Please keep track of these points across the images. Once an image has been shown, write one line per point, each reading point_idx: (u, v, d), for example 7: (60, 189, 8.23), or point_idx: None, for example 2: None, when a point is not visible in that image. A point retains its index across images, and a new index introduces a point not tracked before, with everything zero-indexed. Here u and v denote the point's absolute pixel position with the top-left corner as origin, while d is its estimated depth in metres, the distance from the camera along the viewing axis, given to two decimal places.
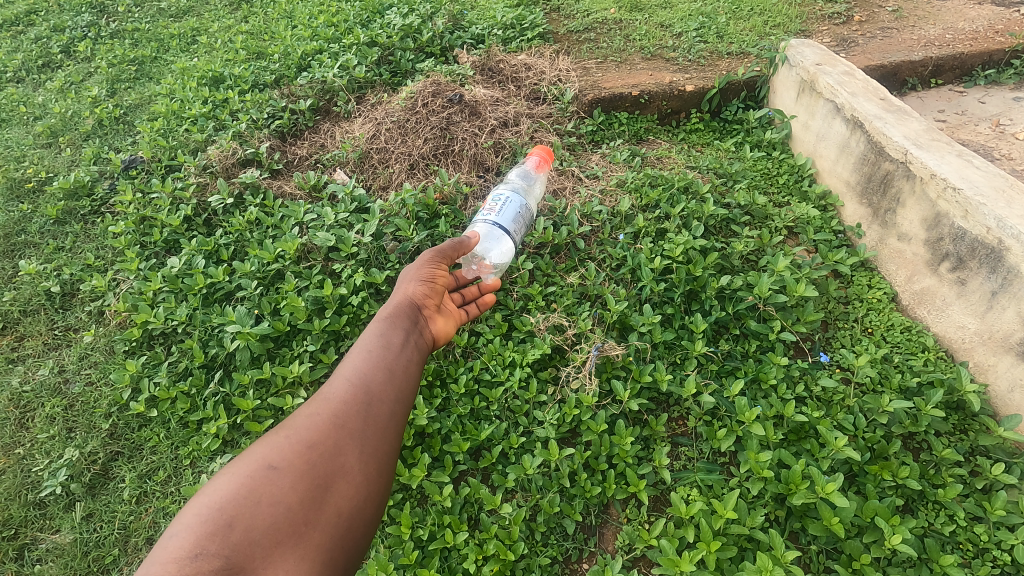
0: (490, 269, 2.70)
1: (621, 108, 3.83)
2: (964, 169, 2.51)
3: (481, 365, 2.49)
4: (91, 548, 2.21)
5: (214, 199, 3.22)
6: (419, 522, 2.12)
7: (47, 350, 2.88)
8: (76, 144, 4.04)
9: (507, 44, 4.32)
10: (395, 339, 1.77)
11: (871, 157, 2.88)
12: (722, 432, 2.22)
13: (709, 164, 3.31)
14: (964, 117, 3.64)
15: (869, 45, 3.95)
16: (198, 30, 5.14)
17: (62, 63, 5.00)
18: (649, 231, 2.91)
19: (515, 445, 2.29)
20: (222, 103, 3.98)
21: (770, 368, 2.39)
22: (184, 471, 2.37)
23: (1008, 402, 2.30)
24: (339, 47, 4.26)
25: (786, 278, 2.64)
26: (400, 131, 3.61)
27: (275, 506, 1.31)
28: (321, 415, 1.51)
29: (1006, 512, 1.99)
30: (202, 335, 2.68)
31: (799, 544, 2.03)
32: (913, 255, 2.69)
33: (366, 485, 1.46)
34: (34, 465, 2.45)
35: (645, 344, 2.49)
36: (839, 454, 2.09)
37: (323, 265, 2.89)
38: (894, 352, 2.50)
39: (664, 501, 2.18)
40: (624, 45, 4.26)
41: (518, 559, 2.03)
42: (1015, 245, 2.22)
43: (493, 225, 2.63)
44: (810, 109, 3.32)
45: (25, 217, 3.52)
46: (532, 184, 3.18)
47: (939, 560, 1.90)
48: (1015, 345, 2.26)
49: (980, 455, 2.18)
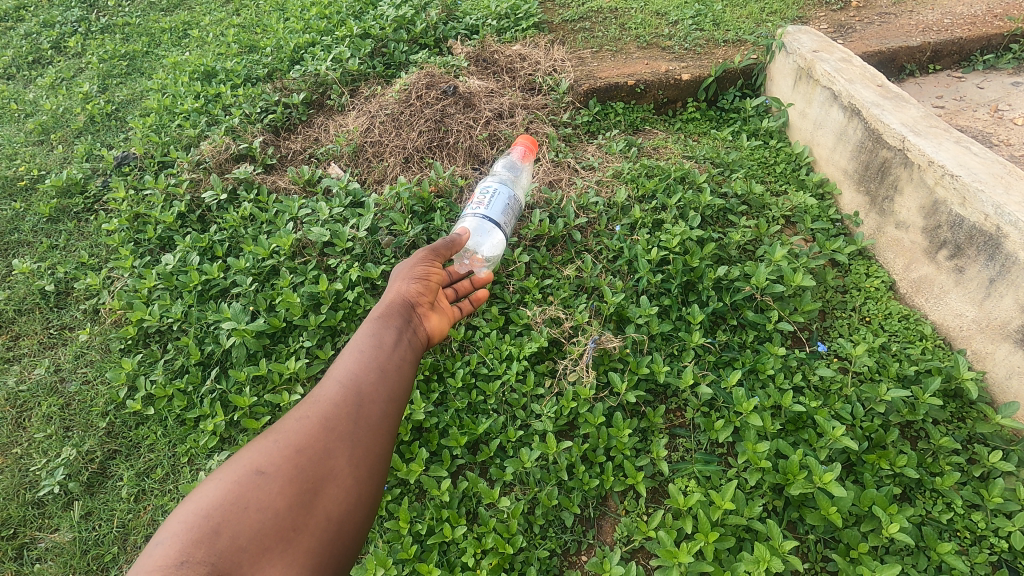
0: (482, 263, 2.65)
1: (616, 98, 3.79)
2: (962, 156, 2.49)
3: (478, 359, 2.48)
4: (90, 547, 2.21)
5: (208, 195, 3.19)
6: (418, 516, 2.12)
7: (43, 349, 2.87)
8: (68, 141, 4.00)
9: (502, 34, 4.27)
10: (388, 339, 1.75)
11: (869, 144, 2.85)
12: (720, 423, 2.21)
13: (706, 153, 3.28)
14: (962, 103, 3.61)
15: (867, 31, 3.92)
16: (189, 23, 5.08)
17: (52, 59, 4.95)
18: (646, 222, 2.89)
19: (513, 439, 2.28)
20: (214, 98, 3.94)
21: (768, 358, 2.38)
22: (183, 469, 2.37)
23: (1006, 389, 2.29)
24: (331, 39, 4.22)
25: (783, 268, 2.62)
26: (394, 123, 3.58)
27: (263, 512, 1.31)
28: (310, 418, 1.50)
29: (1003, 500, 2.00)
30: (197, 332, 2.67)
31: (797, 533, 2.03)
32: (910, 243, 2.67)
33: (357, 489, 1.46)
34: (31, 464, 2.44)
35: (642, 336, 2.49)
36: (837, 444, 2.09)
37: (318, 260, 2.88)
38: (892, 341, 2.49)
39: (662, 492, 2.18)
40: (619, 34, 4.22)
41: (517, 552, 2.03)
42: (1013, 232, 2.21)
43: (482, 219, 2.58)
44: (807, 96, 3.29)
45: (17, 216, 3.49)
46: (518, 176, 3.16)
47: (937, 548, 1.90)
48: (1013, 332, 2.25)
49: (978, 443, 2.18)
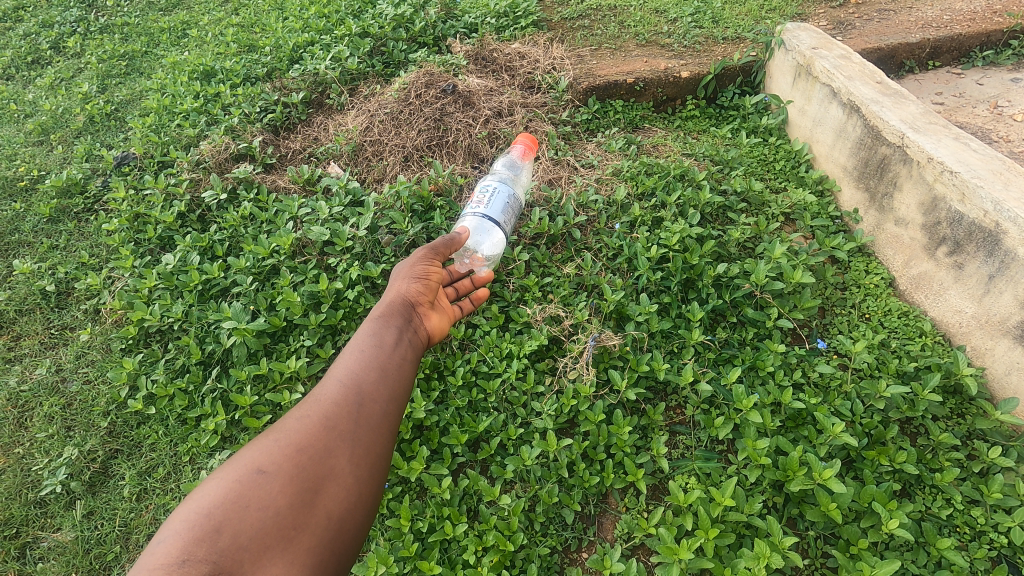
0: (482, 262, 2.66)
1: (616, 96, 3.79)
2: (961, 152, 2.49)
3: (478, 358, 2.49)
4: (92, 546, 2.22)
5: (208, 195, 3.19)
6: (419, 514, 2.13)
7: (44, 349, 2.88)
8: (68, 142, 4.00)
9: (501, 33, 4.27)
10: (388, 338, 1.76)
11: (868, 141, 2.85)
12: (720, 420, 2.22)
13: (705, 151, 3.28)
14: (961, 100, 3.61)
15: (866, 27, 3.91)
16: (188, 23, 5.08)
17: (51, 60, 4.95)
18: (645, 220, 2.90)
19: (513, 437, 2.29)
20: (214, 97, 3.94)
21: (768, 355, 2.39)
22: (184, 468, 2.37)
23: (1005, 385, 2.30)
24: (330, 38, 4.22)
25: (783, 265, 2.63)
26: (393, 122, 3.58)
27: (264, 510, 1.31)
28: (311, 417, 1.50)
29: (1003, 495, 2.00)
30: (198, 331, 2.67)
31: (797, 529, 2.04)
32: (909, 240, 2.68)
33: (357, 487, 1.46)
34: (33, 464, 2.45)
35: (642, 334, 2.49)
36: (836, 441, 2.10)
37: (318, 259, 2.88)
38: (891, 337, 2.49)
39: (662, 489, 2.19)
40: (618, 32, 4.22)
41: (518, 550, 2.03)
42: (1012, 228, 2.21)
43: (482, 218, 2.57)
44: (807, 94, 3.29)
45: (17, 216, 3.50)
46: (518, 174, 3.18)
47: (936, 544, 1.91)
48: (1012, 328, 2.25)
49: (977, 439, 2.18)
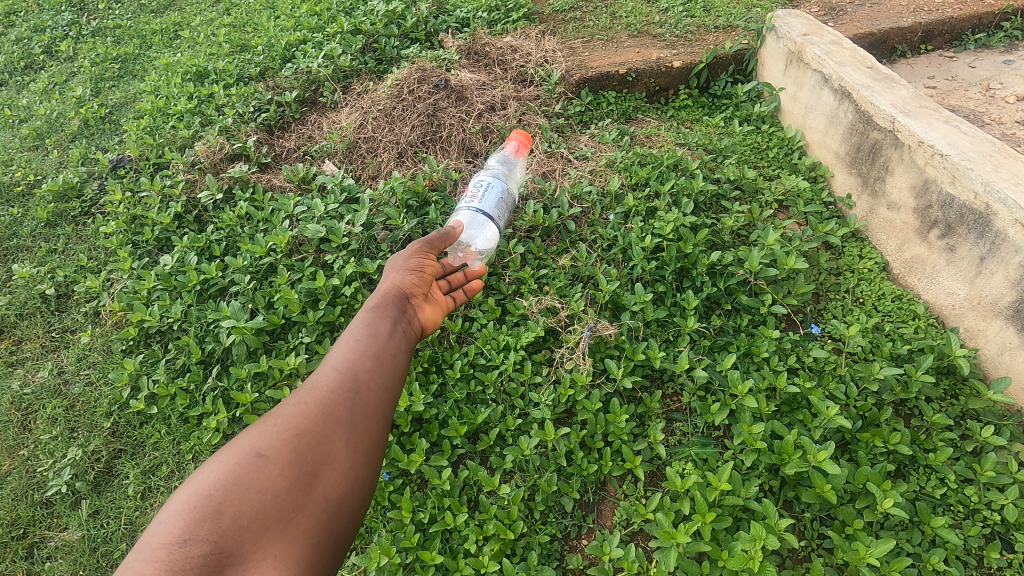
0: (475, 256, 2.73)
1: (608, 87, 3.80)
2: (951, 135, 2.50)
3: (475, 350, 2.51)
4: (99, 544, 2.25)
5: (204, 196, 3.21)
6: (420, 505, 2.15)
7: (46, 352, 2.90)
8: (63, 146, 4.01)
9: (492, 26, 4.28)
10: (383, 328, 1.77)
11: (860, 127, 2.86)
12: (716, 406, 2.24)
13: (698, 140, 3.30)
14: (954, 83, 3.62)
15: (857, 12, 3.91)
16: (179, 24, 5.08)
17: (44, 64, 4.95)
18: (639, 210, 2.90)
19: (512, 427, 2.31)
20: (207, 98, 3.95)
21: (763, 341, 2.41)
22: (187, 465, 2.40)
23: (997, 365, 2.32)
24: (322, 36, 4.22)
25: (776, 252, 2.64)
26: (386, 119, 3.58)
27: (264, 492, 1.34)
28: (308, 404, 1.53)
29: (996, 474, 2.02)
30: (198, 330, 2.70)
31: (794, 512, 2.06)
32: (902, 224, 2.69)
33: (355, 472, 1.48)
34: (39, 465, 2.47)
35: (638, 323, 2.51)
36: (831, 424, 2.12)
37: (315, 257, 2.89)
38: (885, 321, 2.51)
39: (659, 476, 2.21)
40: (610, 23, 4.21)
41: (519, 538, 2.06)
42: (1002, 210, 2.22)
43: (476, 213, 2.67)
44: (798, 80, 3.30)
45: (15, 220, 3.51)
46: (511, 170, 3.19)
47: (931, 522, 1.93)
48: (1004, 309, 2.27)
49: (971, 419, 2.21)
